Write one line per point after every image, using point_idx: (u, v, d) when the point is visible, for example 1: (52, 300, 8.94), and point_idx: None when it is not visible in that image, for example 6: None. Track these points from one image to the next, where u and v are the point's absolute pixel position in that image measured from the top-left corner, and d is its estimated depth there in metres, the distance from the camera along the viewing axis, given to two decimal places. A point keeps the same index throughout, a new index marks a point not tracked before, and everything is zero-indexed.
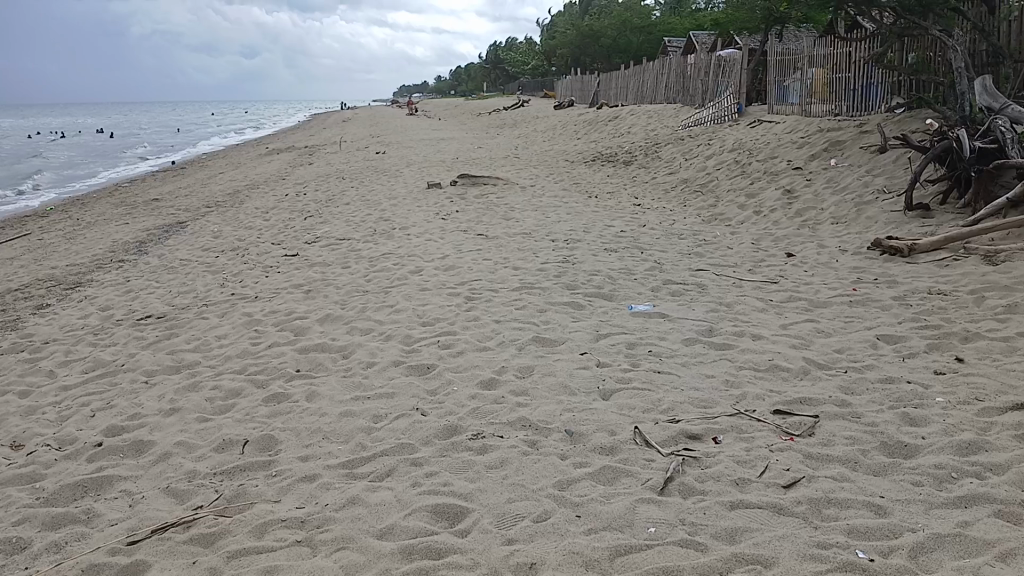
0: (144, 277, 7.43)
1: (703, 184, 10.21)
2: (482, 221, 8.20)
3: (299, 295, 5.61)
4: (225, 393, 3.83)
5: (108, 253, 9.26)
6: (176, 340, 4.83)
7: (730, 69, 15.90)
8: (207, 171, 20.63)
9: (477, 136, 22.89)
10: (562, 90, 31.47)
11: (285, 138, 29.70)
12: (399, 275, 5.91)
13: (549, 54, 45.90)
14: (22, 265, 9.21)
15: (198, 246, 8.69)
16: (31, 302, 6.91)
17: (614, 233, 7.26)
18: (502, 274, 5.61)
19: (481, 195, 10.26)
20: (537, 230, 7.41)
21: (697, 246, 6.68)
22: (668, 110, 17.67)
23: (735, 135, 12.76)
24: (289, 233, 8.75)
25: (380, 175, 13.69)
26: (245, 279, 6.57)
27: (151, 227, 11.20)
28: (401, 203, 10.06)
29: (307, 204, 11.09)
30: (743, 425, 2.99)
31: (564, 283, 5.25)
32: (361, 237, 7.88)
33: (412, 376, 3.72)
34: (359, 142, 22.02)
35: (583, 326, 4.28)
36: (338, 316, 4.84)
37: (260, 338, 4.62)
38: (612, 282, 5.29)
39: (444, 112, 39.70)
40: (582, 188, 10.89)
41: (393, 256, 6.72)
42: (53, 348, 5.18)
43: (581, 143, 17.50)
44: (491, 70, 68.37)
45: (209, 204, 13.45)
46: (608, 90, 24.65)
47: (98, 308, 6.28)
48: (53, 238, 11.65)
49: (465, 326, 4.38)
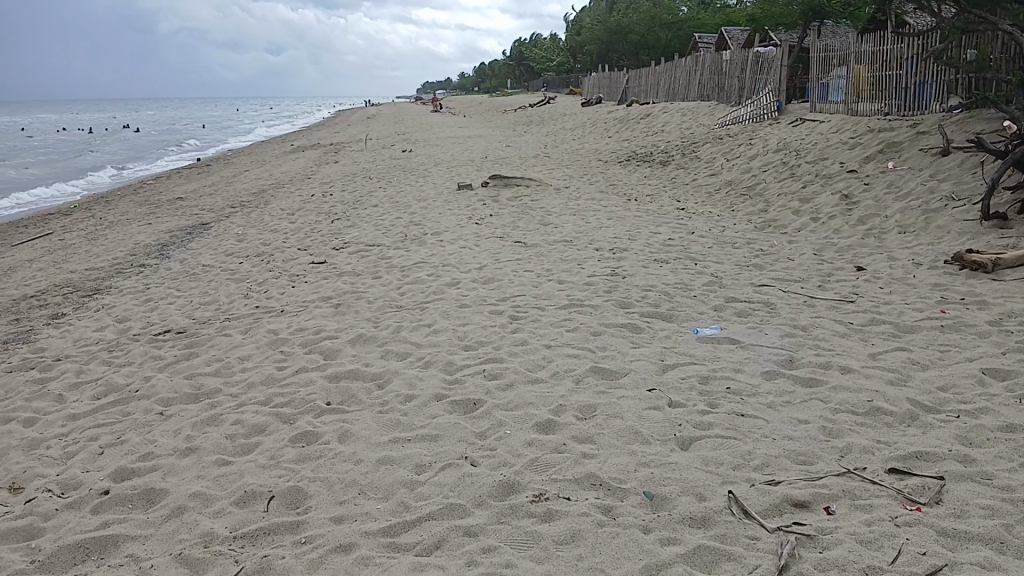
0: (165, 284, 7.08)
1: (749, 188, 9.69)
2: (519, 226, 7.76)
3: (328, 309, 5.20)
4: (247, 430, 3.41)
5: (128, 256, 8.95)
6: (195, 361, 4.44)
7: (768, 66, 15.28)
8: (231, 168, 20.38)
9: (504, 133, 22.45)
10: (589, 87, 30.89)
11: (310, 135, 29.49)
12: (435, 287, 5.49)
13: (575, 50, 45.28)
14: (42, 268, 8.93)
15: (222, 250, 8.35)
16: (47, 310, 6.58)
17: (662, 241, 6.79)
18: (547, 288, 5.16)
19: (514, 197, 9.82)
20: (579, 237, 6.96)
21: (755, 257, 6.19)
22: (704, 108, 17.11)
23: (778, 134, 12.20)
24: (316, 237, 8.38)
25: (408, 175, 13.31)
26: (271, 288, 6.20)
27: (174, 228, 10.90)
28: (431, 205, 9.65)
29: (333, 206, 10.71)
30: (857, 490, 2.55)
31: (615, 301, 4.79)
32: (391, 243, 7.48)
33: (457, 414, 3.28)
34: (385, 140, 21.69)
35: (645, 353, 3.82)
36: (372, 336, 4.42)
37: (286, 361, 4.22)
38: (668, 299, 4.82)
39: (468, 108, 39.22)
40: (620, 190, 10.42)
41: (426, 266, 6.30)
42: (65, 366, 4.82)
43: (613, 142, 17.00)
44: (515, 66, 67.84)
45: (233, 204, 13.15)
46: (638, 88, 24.09)
47: (115, 320, 5.92)
48: (75, 239, 11.40)
49: (513, 352, 3.94)
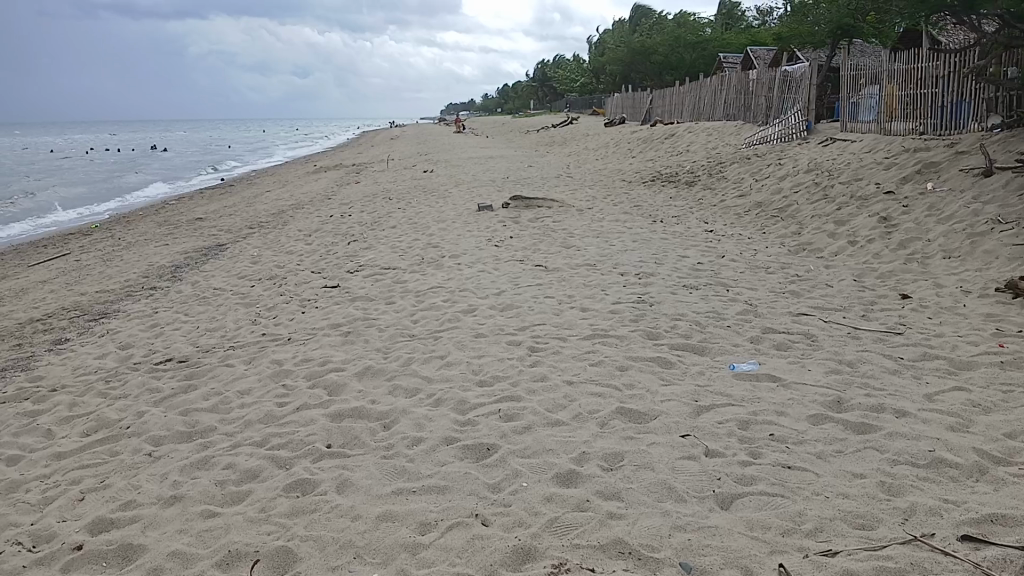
0: (174, 308, 6.86)
1: (780, 209, 9.32)
2: (539, 248, 7.46)
3: (337, 338, 4.92)
4: (239, 476, 3.11)
5: (141, 278, 8.77)
6: (193, 395, 4.17)
7: (796, 85, 14.92)
8: (253, 189, 20.34)
9: (526, 153, 22.24)
10: (612, 107, 30.65)
11: (333, 156, 29.49)
12: (450, 314, 5.19)
13: (598, 71, 45.14)
14: (53, 290, 8.77)
15: (234, 273, 8.13)
16: (51, 336, 6.37)
17: (691, 265, 6.45)
18: (569, 317, 4.84)
19: (536, 218, 9.53)
20: (602, 261, 6.63)
21: (790, 285, 5.83)
22: (730, 127, 16.77)
23: (808, 154, 11.83)
24: (331, 259, 8.13)
25: (428, 195, 13.08)
26: (281, 314, 5.93)
27: (190, 249, 10.73)
28: (449, 227, 9.39)
29: (351, 227, 10.49)
30: (927, 563, 2.19)
31: (642, 331, 4.46)
32: (407, 266, 7.20)
33: (468, 462, 2.96)
34: (407, 160, 21.55)
35: (677, 392, 3.49)
36: (381, 369, 4.12)
37: (289, 396, 3.92)
38: (700, 330, 4.48)
39: (491, 129, 39.15)
40: (644, 211, 10.10)
41: (442, 291, 6.00)
42: (58, 397, 4.57)
43: (637, 162, 16.70)
44: (538, 87, 67.88)
45: (251, 225, 13.01)
46: (662, 108, 23.79)
47: (118, 347, 5.68)
48: (91, 260, 11.28)
49: (532, 389, 3.61)
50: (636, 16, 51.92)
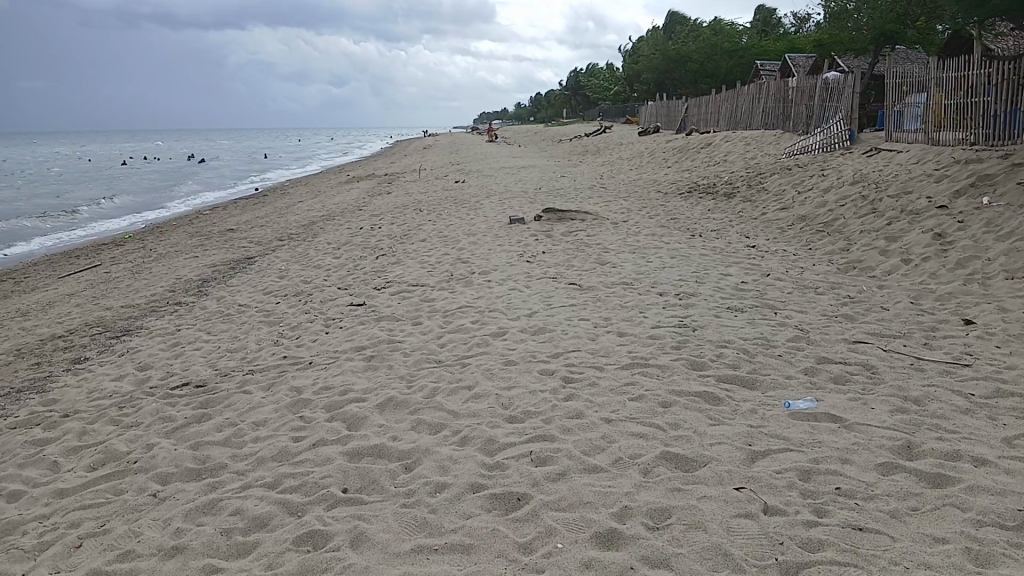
0: (196, 325, 6.68)
1: (825, 224, 8.92)
2: (573, 265, 7.16)
3: (359, 363, 4.65)
4: (248, 524, 2.85)
5: (167, 292, 8.64)
6: (206, 425, 3.92)
7: (837, 94, 14.45)
8: (285, 199, 20.33)
9: (559, 163, 21.95)
10: (645, 115, 30.25)
11: (366, 165, 29.51)
12: (479, 338, 4.91)
13: (632, 79, 44.77)
14: (79, 305, 8.67)
15: (260, 288, 7.95)
16: (71, 354, 6.22)
17: (734, 285, 6.10)
18: (605, 343, 4.52)
19: (569, 232, 9.24)
20: (640, 280, 6.31)
21: (842, 308, 5.46)
22: (769, 137, 16.32)
23: (853, 165, 11.38)
24: (358, 274, 7.92)
25: (459, 207, 12.86)
26: (303, 334, 5.71)
27: (219, 262, 10.61)
28: (480, 240, 9.14)
29: (380, 240, 10.27)
30: None
31: (686, 361, 4.13)
32: (435, 283, 6.95)
33: (497, 515, 2.66)
34: (438, 171, 21.40)
35: (727, 435, 3.17)
36: (405, 400, 3.84)
37: (305, 429, 3.65)
38: (747, 361, 4.14)
39: (524, 138, 38.94)
40: (682, 225, 9.75)
41: (471, 311, 5.73)
42: (69, 425, 4.37)
43: (672, 172, 16.34)
44: (571, 96, 67.65)
45: (281, 236, 12.89)
46: (697, 117, 23.37)
47: (136, 369, 5.49)
48: (121, 272, 11.22)
49: (567, 428, 3.31)
50: (670, 25, 51.46)
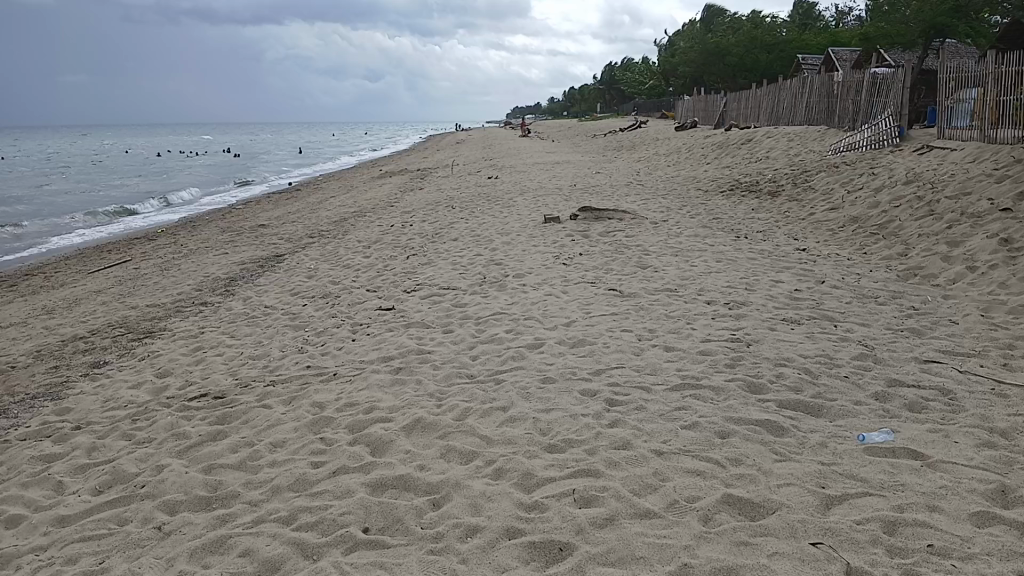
0: (220, 328, 6.45)
1: (879, 227, 8.45)
2: (612, 269, 6.80)
3: (386, 376, 4.34)
4: (256, 568, 2.55)
5: (194, 291, 8.45)
6: (220, 445, 3.65)
7: (886, 88, 13.83)
8: (318, 194, 20.21)
9: (595, 158, 21.53)
10: (683, 110, 29.66)
11: (400, 160, 29.36)
12: (514, 350, 4.57)
13: (668, 74, 44.12)
14: (105, 303, 8.52)
15: (288, 288, 7.72)
16: (91, 358, 6.03)
17: (787, 293, 5.69)
18: (651, 359, 4.16)
19: (607, 232, 8.88)
20: (684, 286, 5.94)
21: (907, 322, 5.04)
22: (813, 133, 15.76)
23: (905, 163, 10.83)
24: (389, 275, 7.65)
25: (492, 204, 12.55)
26: (329, 341, 5.43)
27: (248, 260, 10.43)
28: (514, 240, 8.82)
29: (411, 238, 10.00)
30: None
31: (741, 384, 3.76)
32: (468, 286, 6.65)
33: (537, 569, 2.33)
34: (472, 166, 21.13)
35: (797, 475, 2.80)
36: (433, 421, 3.51)
37: (324, 452, 3.35)
38: (809, 385, 3.77)
39: (558, 132, 38.50)
40: (725, 225, 9.33)
41: (505, 318, 5.40)
42: (79, 439, 4.13)
43: (712, 169, 15.87)
44: (605, 91, 67.01)
45: (312, 233, 12.70)
46: (737, 112, 22.79)
47: (155, 376, 5.26)
48: (150, 268, 11.11)
49: (615, 460, 2.96)
50: (708, 18, 50.56)
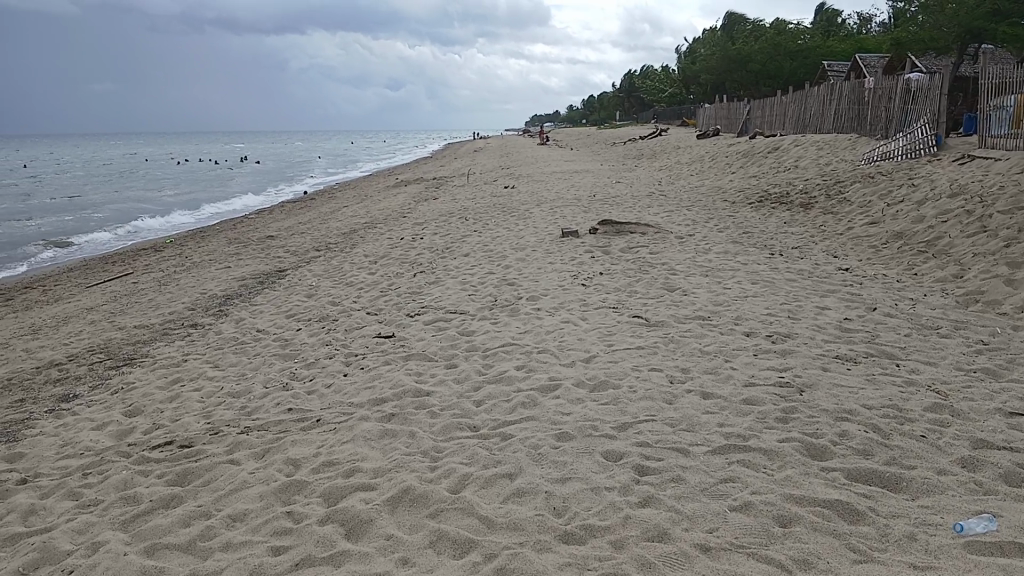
0: (205, 355, 5.88)
1: (926, 244, 7.76)
2: (636, 291, 6.17)
3: (376, 425, 3.72)
4: None
5: (188, 310, 7.92)
6: (174, 517, 3.05)
7: (921, 95, 13.07)
8: (331, 203, 19.75)
9: (615, 167, 20.89)
10: (704, 117, 28.99)
11: (417, 168, 28.88)
12: (524, 394, 3.94)
13: (688, 82, 43.48)
14: (95, 323, 8.00)
15: (285, 309, 7.17)
16: (61, 389, 5.48)
17: (836, 324, 5.04)
18: (686, 410, 3.52)
19: (629, 248, 8.26)
20: (718, 313, 5.30)
21: (982, 362, 4.36)
22: (843, 141, 15.05)
23: (948, 173, 10.10)
24: (393, 296, 7.08)
25: (507, 216, 11.96)
26: (318, 375, 4.83)
27: (250, 275, 9.90)
28: (529, 257, 8.23)
29: (420, 254, 9.42)
30: None
31: (797, 450, 3.13)
32: (476, 310, 6.06)
33: None
34: (488, 175, 20.59)
35: None
36: (425, 493, 2.89)
37: (290, 534, 2.75)
38: (879, 451, 3.15)
39: (576, 141, 37.95)
40: (755, 240, 8.69)
41: (516, 351, 4.78)
42: (18, 498, 3.55)
43: (738, 178, 15.21)
44: (624, 99, 66.44)
45: (320, 246, 12.17)
46: (761, 120, 22.10)
47: (124, 415, 4.68)
48: (149, 283, 10.62)
49: (652, 560, 2.32)
50: (729, 25, 49.84)
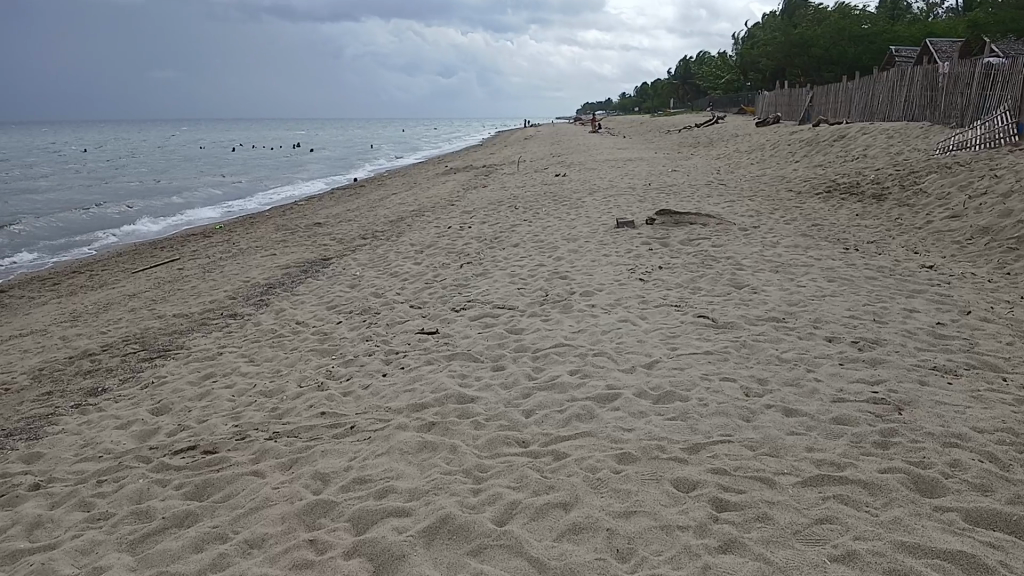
0: (241, 348, 5.60)
1: (1018, 240, 7.09)
2: (700, 288, 5.69)
3: (414, 436, 3.35)
4: None
5: (229, 299, 7.69)
6: (185, 539, 2.71)
7: (998, 82, 12.18)
8: (381, 190, 19.54)
9: (670, 155, 20.23)
10: (763, 105, 28.05)
11: (467, 156, 28.57)
12: (579, 404, 3.52)
13: (745, 69, 42.27)
14: (137, 310, 7.82)
15: (327, 300, 6.87)
16: (92, 382, 5.24)
17: (928, 329, 4.51)
18: (767, 432, 3.08)
19: (689, 240, 7.76)
20: (793, 315, 4.81)
21: None
22: (915, 129, 14.21)
23: None
24: (438, 288, 6.71)
25: (559, 205, 11.52)
26: (355, 374, 4.48)
27: (294, 263, 9.66)
28: (582, 248, 7.79)
29: (468, 244, 9.04)
30: None
31: (904, 483, 2.67)
32: (526, 306, 5.66)
33: None
34: (539, 163, 20.13)
35: None
36: (466, 523, 2.51)
37: (310, 568, 2.39)
38: (1001, 486, 2.65)
39: (628, 129, 37.17)
40: (825, 233, 8.11)
41: (569, 354, 4.36)
42: (27, 507, 3.27)
43: (801, 168, 14.51)
44: (678, 87, 65.13)
45: (366, 234, 11.89)
46: (824, 107, 21.21)
47: (150, 413, 4.40)
48: (194, 269, 10.47)
49: None
50: (789, 11, 48.20)
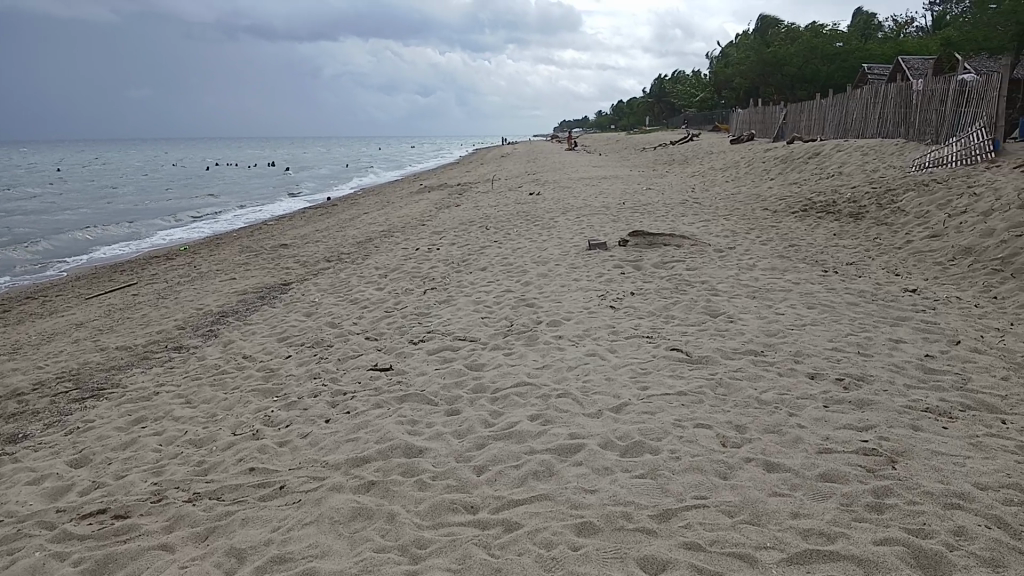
0: (180, 387, 5.17)
1: (1002, 261, 6.82)
2: (673, 317, 5.34)
3: (349, 499, 2.94)
4: None
5: (179, 329, 7.24)
6: None
7: (974, 97, 12.01)
8: (352, 210, 19.12)
9: (645, 173, 20.02)
10: (738, 122, 27.99)
11: (443, 174, 28.23)
12: (537, 458, 3.14)
13: (721, 87, 42.37)
14: (80, 342, 7.34)
15: (280, 330, 6.45)
16: (12, 427, 4.78)
17: (917, 364, 4.18)
18: (748, 495, 2.71)
19: (663, 263, 7.44)
20: (774, 348, 4.46)
21: None
22: (891, 145, 14.05)
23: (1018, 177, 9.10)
24: (398, 317, 6.32)
25: (531, 225, 11.19)
26: (296, 420, 4.07)
27: (254, 289, 9.23)
28: (551, 272, 7.44)
29: (434, 267, 8.67)
30: None
31: (905, 559, 2.31)
32: (488, 338, 5.28)
33: None
34: (513, 181, 19.82)
35: None
36: None
37: None
38: (1014, 561, 2.30)
39: (604, 146, 37.03)
40: (803, 254, 7.81)
41: (531, 395, 3.98)
42: None
43: (777, 185, 14.31)
44: (653, 104, 65.33)
45: (331, 256, 11.48)
46: (798, 124, 21.12)
47: (66, 466, 3.95)
48: (148, 295, 9.98)
49: None
50: (763, 30, 48.54)
